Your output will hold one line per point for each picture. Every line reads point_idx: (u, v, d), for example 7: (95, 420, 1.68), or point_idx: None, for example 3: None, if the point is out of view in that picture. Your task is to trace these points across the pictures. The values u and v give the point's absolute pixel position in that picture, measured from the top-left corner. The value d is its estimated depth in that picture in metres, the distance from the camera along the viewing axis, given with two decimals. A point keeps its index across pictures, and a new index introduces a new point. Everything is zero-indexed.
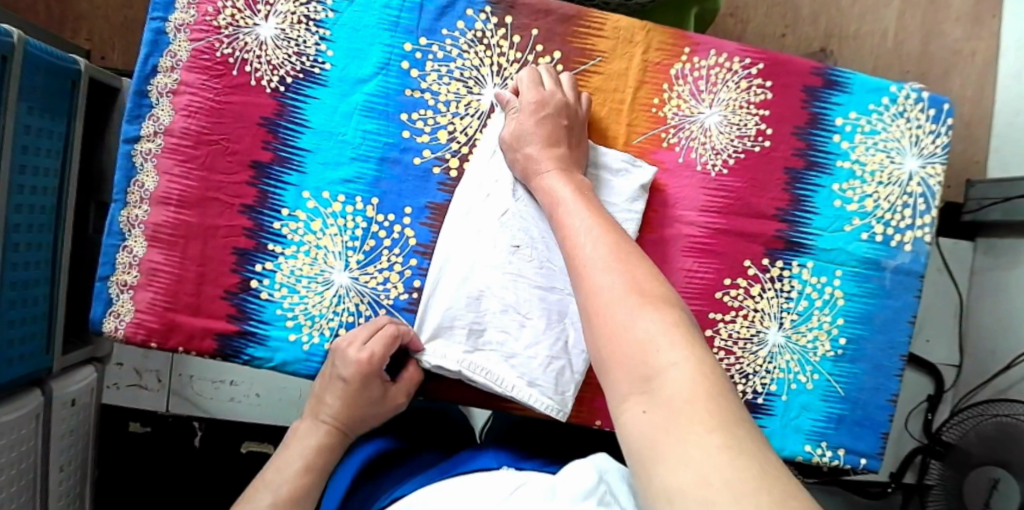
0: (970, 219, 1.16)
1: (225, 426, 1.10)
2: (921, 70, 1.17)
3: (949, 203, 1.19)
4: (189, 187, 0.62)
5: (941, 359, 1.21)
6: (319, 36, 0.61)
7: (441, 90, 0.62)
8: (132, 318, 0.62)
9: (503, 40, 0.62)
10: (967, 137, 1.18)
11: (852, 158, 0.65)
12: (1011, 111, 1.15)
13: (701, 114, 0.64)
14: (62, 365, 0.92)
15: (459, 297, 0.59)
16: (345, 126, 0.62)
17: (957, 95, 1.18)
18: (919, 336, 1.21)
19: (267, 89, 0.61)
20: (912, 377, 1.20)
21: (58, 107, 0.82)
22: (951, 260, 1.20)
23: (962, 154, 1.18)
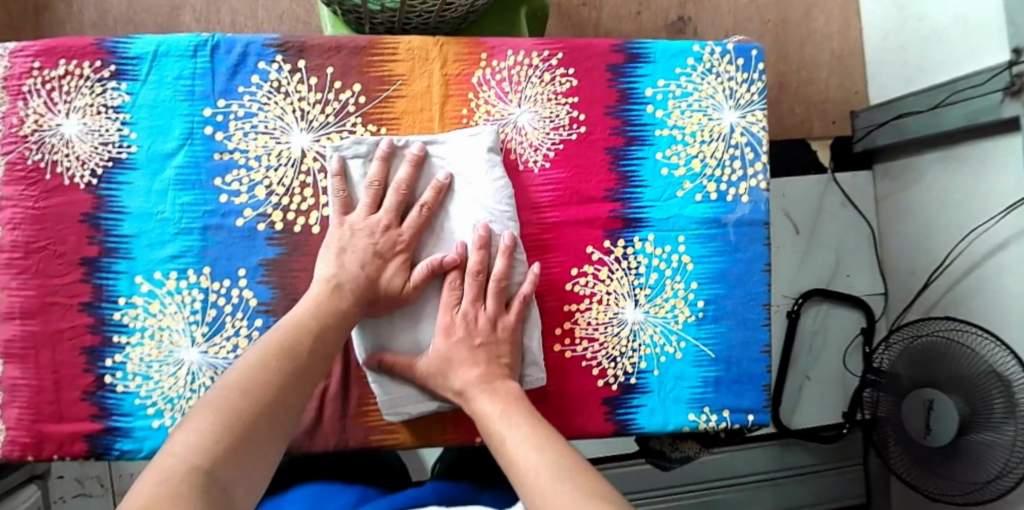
0: (861, 148, 1.25)
1: None
2: (781, 16, 1.27)
3: (841, 137, 1.28)
4: (27, 297, 0.61)
5: (867, 291, 1.28)
6: (119, 122, 0.62)
7: (249, 148, 0.63)
8: (5, 437, 0.60)
9: (300, 85, 0.63)
10: (844, 69, 1.29)
11: (670, 124, 0.66)
12: (878, 37, 1.26)
13: (512, 114, 0.64)
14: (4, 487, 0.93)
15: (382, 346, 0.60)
16: (163, 203, 0.62)
17: (823, 31, 1.29)
18: (840, 274, 1.27)
19: (81, 184, 0.62)
20: (841, 312, 1.27)
21: None
22: (852, 193, 1.28)
23: (842, 85, 1.29)
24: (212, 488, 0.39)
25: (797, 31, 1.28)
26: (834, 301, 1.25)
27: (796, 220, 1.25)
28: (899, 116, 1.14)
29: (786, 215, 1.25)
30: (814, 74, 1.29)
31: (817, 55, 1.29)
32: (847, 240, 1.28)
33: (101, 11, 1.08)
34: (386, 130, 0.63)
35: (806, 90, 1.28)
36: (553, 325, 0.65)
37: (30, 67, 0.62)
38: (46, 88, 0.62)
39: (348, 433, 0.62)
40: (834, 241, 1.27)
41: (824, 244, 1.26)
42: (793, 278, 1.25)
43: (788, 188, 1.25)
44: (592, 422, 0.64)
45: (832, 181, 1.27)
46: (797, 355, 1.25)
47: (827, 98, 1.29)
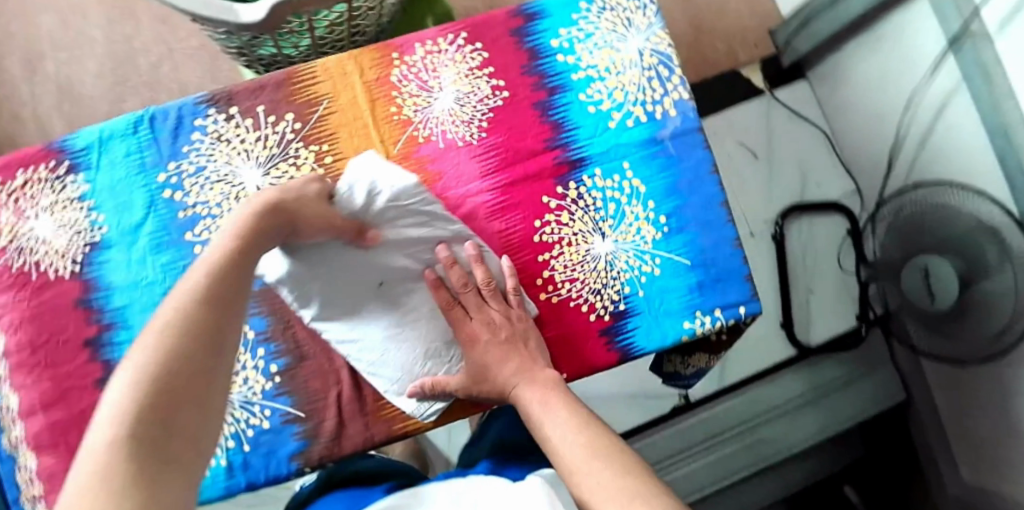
0: (789, 61, 1.30)
1: None
2: None
3: (766, 57, 1.34)
4: (45, 390, 0.64)
5: (839, 192, 1.30)
6: (87, 209, 0.67)
7: (209, 197, 0.67)
8: None
9: (238, 128, 0.67)
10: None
11: (583, 65, 0.70)
12: None
13: (437, 99, 0.69)
14: None
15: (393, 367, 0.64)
16: (146, 268, 0.66)
17: None
18: (810, 183, 1.30)
19: (67, 274, 0.66)
20: (821, 221, 1.29)
21: None
22: (796, 105, 1.33)
23: (752, 11, 1.34)
24: (144, 462, 0.36)
25: None
26: (810, 214, 1.28)
27: (750, 146, 1.29)
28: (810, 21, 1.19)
29: (739, 145, 1.29)
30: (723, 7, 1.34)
31: None
32: (802, 150, 1.31)
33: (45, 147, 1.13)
34: (327, 144, 0.68)
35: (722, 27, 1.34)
36: (532, 278, 0.68)
37: None
38: (11, 199, 0.66)
39: (372, 430, 0.65)
40: (793, 156, 1.30)
41: (783, 159, 1.30)
42: (764, 203, 1.28)
43: (732, 120, 1.29)
44: (595, 355, 0.68)
45: (773, 99, 1.32)
46: (792, 273, 1.27)
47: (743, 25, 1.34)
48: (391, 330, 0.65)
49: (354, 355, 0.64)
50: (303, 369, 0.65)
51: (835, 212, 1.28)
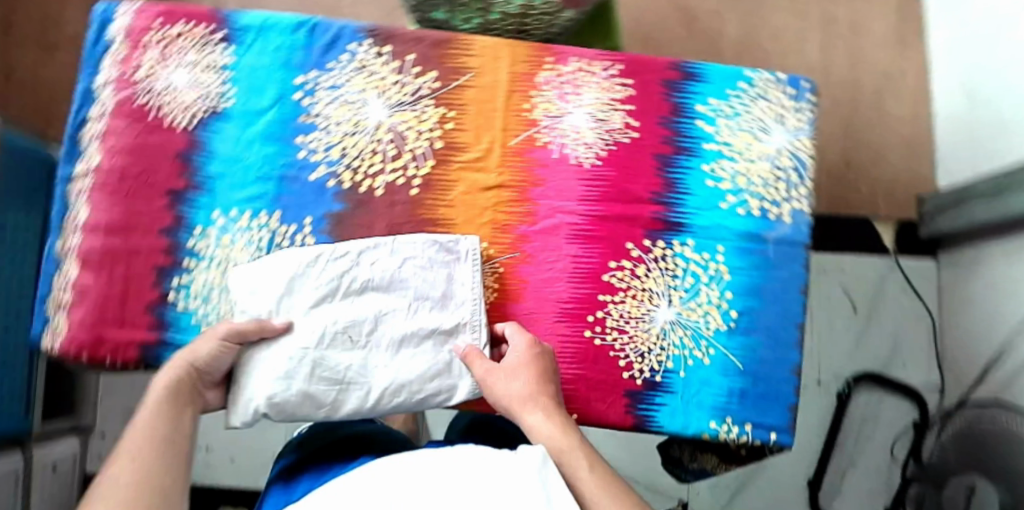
0: (927, 233, 1.14)
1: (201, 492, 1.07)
2: (849, 96, 1.19)
3: (903, 220, 1.18)
4: (115, 216, 0.67)
5: (923, 382, 1.15)
6: (223, 79, 0.71)
7: (332, 114, 0.69)
8: (65, 335, 0.65)
9: (383, 65, 0.70)
10: (911, 155, 1.18)
11: (719, 140, 0.69)
12: (950, 122, 1.14)
13: (569, 113, 0.69)
14: (42, 432, 0.99)
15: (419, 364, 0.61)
16: (249, 151, 0.69)
17: (894, 114, 1.19)
18: (895, 360, 1.16)
19: (180, 128, 0.70)
20: (893, 400, 1.15)
21: None
22: (916, 279, 1.17)
23: (910, 171, 1.18)
24: None
25: (864, 111, 1.19)
26: (884, 388, 1.15)
27: (853, 297, 1.16)
28: (967, 202, 1.04)
29: (842, 292, 1.16)
30: (880, 158, 1.18)
31: (882, 139, 1.19)
32: (903, 326, 1.16)
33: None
34: (453, 111, 0.69)
35: (873, 171, 1.18)
36: (586, 312, 0.67)
37: (151, 24, 0.71)
38: (162, 44, 0.71)
39: None
40: (890, 329, 1.16)
41: (881, 325, 1.16)
42: (845, 356, 1.15)
43: (844, 263, 1.16)
44: (613, 412, 0.65)
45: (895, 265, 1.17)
46: (840, 442, 1.13)
47: (892, 182, 1.18)
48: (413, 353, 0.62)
49: (369, 394, 0.60)
50: None
51: (909, 397, 1.14)
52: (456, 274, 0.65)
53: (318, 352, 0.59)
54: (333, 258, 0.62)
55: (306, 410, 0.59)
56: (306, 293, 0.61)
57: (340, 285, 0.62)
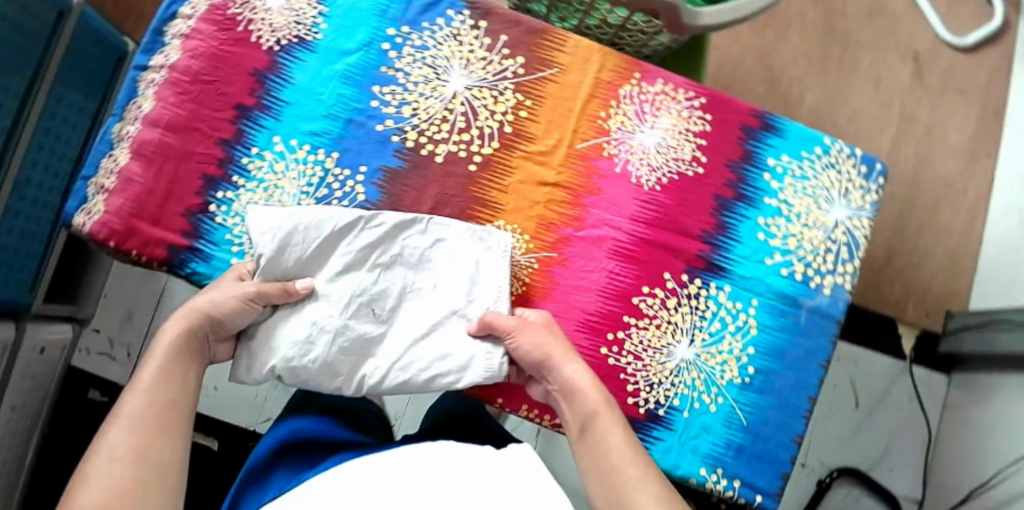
0: (946, 349, 1.12)
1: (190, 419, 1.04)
2: (909, 197, 1.16)
3: (927, 331, 1.15)
4: (177, 115, 0.68)
5: (904, 494, 1.13)
6: (317, 12, 0.71)
7: (413, 72, 0.70)
8: (100, 217, 0.65)
9: (474, 39, 0.70)
10: (952, 267, 1.16)
11: (780, 197, 0.69)
12: (998, 245, 1.13)
13: (642, 133, 0.69)
14: (43, 310, 0.96)
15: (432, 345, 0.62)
16: (324, 87, 0.70)
17: (946, 224, 1.16)
18: (883, 464, 1.13)
19: (263, 47, 0.70)
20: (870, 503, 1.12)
21: (94, 91, 1.03)
22: (924, 390, 1.15)
23: (946, 283, 1.16)
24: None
25: (917, 213, 1.16)
26: (866, 490, 1.11)
27: (859, 393, 1.14)
28: (995, 327, 1.02)
29: (850, 385, 1.14)
30: (921, 263, 1.16)
31: (929, 247, 1.16)
32: (899, 433, 1.14)
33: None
34: (529, 101, 0.69)
35: (912, 275, 1.16)
36: (607, 329, 0.66)
37: None
38: None
39: None
40: (885, 431, 1.14)
41: (878, 425, 1.14)
42: (835, 446, 1.12)
43: (860, 357, 1.14)
44: None
45: (907, 370, 1.15)
46: None
47: (925, 290, 1.16)
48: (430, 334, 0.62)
49: (384, 371, 0.60)
50: None
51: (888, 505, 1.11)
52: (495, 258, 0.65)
53: (340, 321, 0.60)
54: (370, 226, 0.63)
55: (320, 378, 0.60)
56: (337, 259, 0.62)
57: (369, 256, 0.63)
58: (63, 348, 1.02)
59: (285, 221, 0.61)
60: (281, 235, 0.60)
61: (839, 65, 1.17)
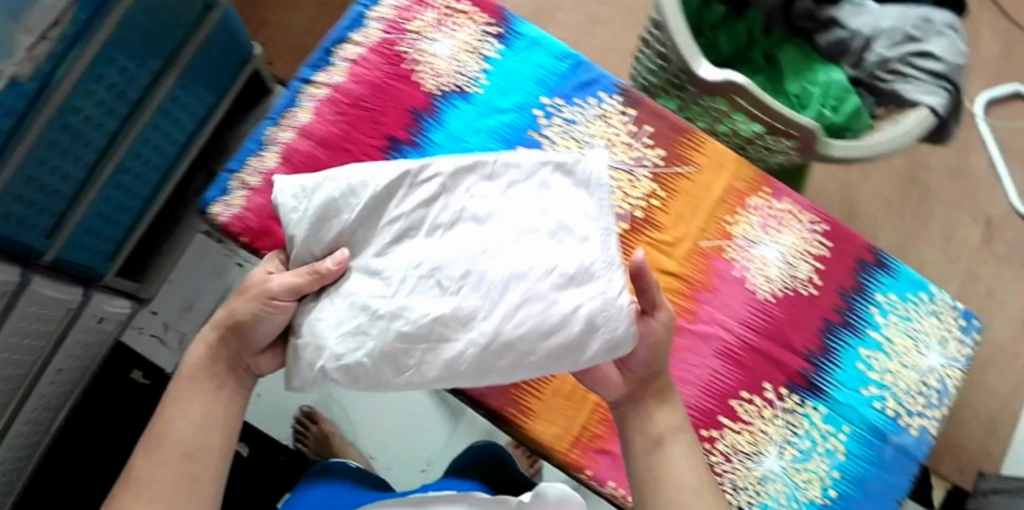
0: None
1: None
2: None
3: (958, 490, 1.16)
4: (332, 133, 0.70)
5: None
6: (481, 67, 0.74)
7: (559, 142, 0.72)
8: (236, 212, 0.67)
9: (622, 123, 0.73)
10: (991, 432, 1.18)
11: (883, 332, 0.71)
12: None
13: (765, 244, 0.71)
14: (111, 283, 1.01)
15: (513, 305, 0.53)
16: (473, 138, 0.73)
17: (991, 387, 1.19)
18: None
19: (425, 88, 0.73)
20: None
21: (217, 85, 1.05)
22: None
23: (982, 446, 1.18)
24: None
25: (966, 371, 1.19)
26: None
27: None
28: None
29: None
30: (961, 421, 1.18)
31: (973, 406, 1.19)
32: None
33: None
34: (664, 193, 0.71)
35: (951, 429, 1.18)
36: (702, 425, 0.67)
37: None
38: (443, 12, 0.76)
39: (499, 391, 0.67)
40: None
41: None
42: None
43: None
44: None
45: None
46: None
47: (961, 447, 1.18)
48: (526, 304, 0.53)
49: (475, 354, 0.53)
50: None
51: None
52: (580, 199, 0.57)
53: (395, 302, 0.54)
54: (419, 180, 0.59)
55: (385, 372, 0.53)
56: (382, 229, 0.58)
57: (414, 221, 0.58)
58: (120, 324, 1.05)
59: (322, 184, 0.58)
60: (322, 200, 0.57)
61: (914, 213, 1.24)
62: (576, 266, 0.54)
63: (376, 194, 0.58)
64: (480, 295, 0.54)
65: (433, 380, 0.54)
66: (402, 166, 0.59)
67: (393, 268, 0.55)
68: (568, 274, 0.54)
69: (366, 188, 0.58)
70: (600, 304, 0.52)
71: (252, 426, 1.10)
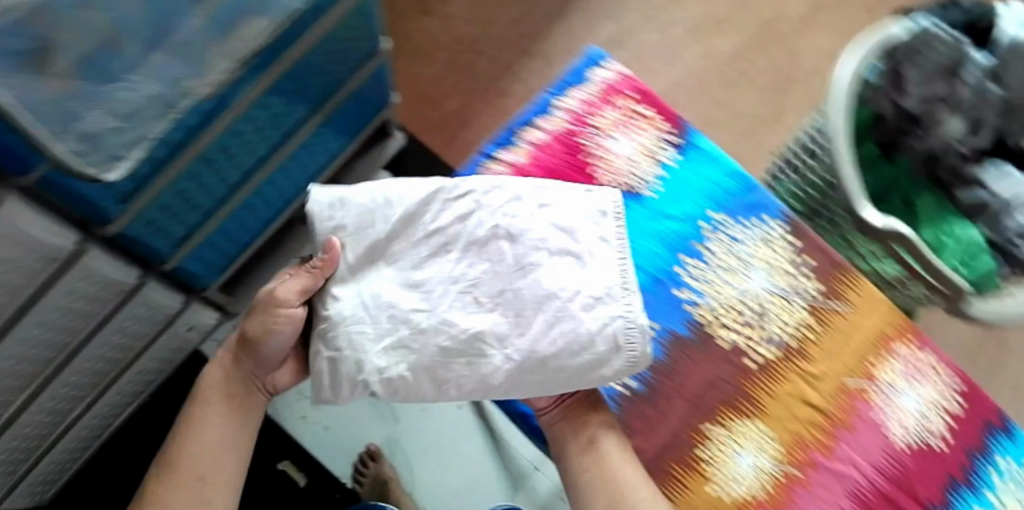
0: None
1: (288, 442, 1.07)
2: None
3: None
4: None
5: None
6: (653, 170, 0.76)
7: (721, 257, 0.74)
8: None
9: (785, 251, 0.75)
10: None
11: (1005, 500, 0.73)
12: None
13: (906, 394, 0.73)
14: (212, 297, 1.02)
15: (549, 322, 0.55)
16: (639, 239, 0.74)
17: None
18: None
19: (600, 182, 0.75)
20: None
21: (356, 124, 1.03)
22: None
23: None
24: None
25: None
26: None
27: None
28: None
29: None
30: None
31: None
32: None
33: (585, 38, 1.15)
34: (818, 326, 0.74)
35: None
36: None
37: (625, 91, 0.78)
38: (624, 112, 0.78)
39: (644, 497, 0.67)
40: None
41: None
42: None
43: None
44: None
45: None
46: None
47: None
48: (561, 323, 0.55)
49: (512, 369, 0.55)
50: (646, 406, 0.72)
51: None
52: (599, 221, 0.60)
53: (432, 318, 0.56)
54: (452, 197, 0.61)
55: (422, 384, 0.56)
56: (414, 246, 0.59)
57: (445, 237, 0.60)
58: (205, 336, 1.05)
59: (356, 199, 0.59)
60: (364, 214, 0.59)
61: None
62: (602, 286, 0.56)
63: (404, 209, 0.60)
64: (514, 312, 0.56)
65: (467, 393, 0.56)
66: (433, 184, 0.61)
67: (430, 280, 0.58)
68: (597, 294, 0.56)
69: (395, 203, 0.60)
70: (621, 320, 0.55)
71: (313, 456, 1.08)
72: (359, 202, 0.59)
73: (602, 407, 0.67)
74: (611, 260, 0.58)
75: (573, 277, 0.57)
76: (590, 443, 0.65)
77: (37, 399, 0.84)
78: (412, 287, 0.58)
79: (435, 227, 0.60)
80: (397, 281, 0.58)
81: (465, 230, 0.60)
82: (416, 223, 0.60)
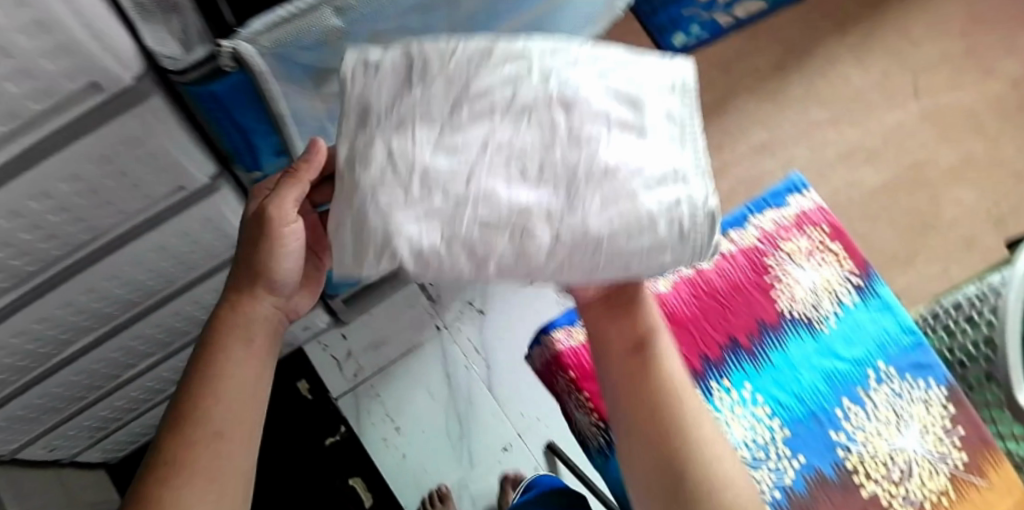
0: None
1: (362, 456, 1.00)
2: None
3: None
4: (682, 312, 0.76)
5: None
6: (833, 308, 0.78)
7: (881, 408, 0.75)
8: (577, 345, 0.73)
9: (940, 415, 0.75)
10: None
11: None
12: None
13: None
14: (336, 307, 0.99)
15: (621, 209, 0.43)
16: (806, 371, 0.76)
17: None
18: None
19: (779, 306, 0.77)
20: None
21: None
22: None
23: None
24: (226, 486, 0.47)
25: None
26: None
27: None
28: None
29: None
30: None
31: None
32: None
33: (738, 139, 1.16)
34: (955, 497, 0.72)
35: None
36: None
37: (821, 222, 0.80)
38: (817, 243, 0.79)
39: None
40: None
41: None
42: None
43: None
44: None
45: None
46: None
47: None
48: (619, 204, 0.43)
49: (562, 250, 0.43)
50: None
51: None
52: (664, 95, 0.48)
53: (472, 189, 0.43)
54: (504, 58, 0.45)
55: (460, 263, 0.44)
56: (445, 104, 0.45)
57: (483, 96, 0.44)
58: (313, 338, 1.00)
59: (384, 61, 0.46)
60: (400, 61, 0.46)
61: None
62: (669, 166, 0.45)
63: (446, 71, 0.45)
64: (558, 185, 0.43)
65: (506, 272, 0.45)
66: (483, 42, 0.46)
67: (475, 144, 0.44)
68: (659, 175, 0.45)
69: (434, 71, 0.45)
70: (683, 204, 0.45)
71: (383, 477, 0.99)
72: (389, 71, 0.46)
73: (647, 310, 0.60)
74: (671, 130, 0.47)
75: (635, 151, 0.45)
76: (637, 350, 0.58)
77: (143, 374, 0.91)
78: (436, 152, 0.44)
79: (473, 89, 0.44)
80: (411, 140, 0.44)
81: (500, 91, 0.45)
82: (457, 88, 0.45)
